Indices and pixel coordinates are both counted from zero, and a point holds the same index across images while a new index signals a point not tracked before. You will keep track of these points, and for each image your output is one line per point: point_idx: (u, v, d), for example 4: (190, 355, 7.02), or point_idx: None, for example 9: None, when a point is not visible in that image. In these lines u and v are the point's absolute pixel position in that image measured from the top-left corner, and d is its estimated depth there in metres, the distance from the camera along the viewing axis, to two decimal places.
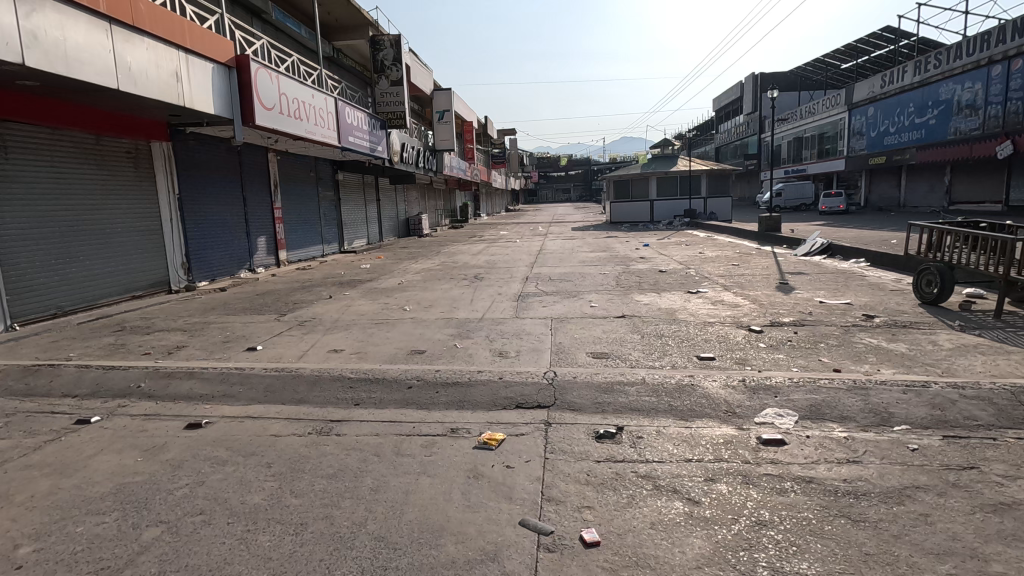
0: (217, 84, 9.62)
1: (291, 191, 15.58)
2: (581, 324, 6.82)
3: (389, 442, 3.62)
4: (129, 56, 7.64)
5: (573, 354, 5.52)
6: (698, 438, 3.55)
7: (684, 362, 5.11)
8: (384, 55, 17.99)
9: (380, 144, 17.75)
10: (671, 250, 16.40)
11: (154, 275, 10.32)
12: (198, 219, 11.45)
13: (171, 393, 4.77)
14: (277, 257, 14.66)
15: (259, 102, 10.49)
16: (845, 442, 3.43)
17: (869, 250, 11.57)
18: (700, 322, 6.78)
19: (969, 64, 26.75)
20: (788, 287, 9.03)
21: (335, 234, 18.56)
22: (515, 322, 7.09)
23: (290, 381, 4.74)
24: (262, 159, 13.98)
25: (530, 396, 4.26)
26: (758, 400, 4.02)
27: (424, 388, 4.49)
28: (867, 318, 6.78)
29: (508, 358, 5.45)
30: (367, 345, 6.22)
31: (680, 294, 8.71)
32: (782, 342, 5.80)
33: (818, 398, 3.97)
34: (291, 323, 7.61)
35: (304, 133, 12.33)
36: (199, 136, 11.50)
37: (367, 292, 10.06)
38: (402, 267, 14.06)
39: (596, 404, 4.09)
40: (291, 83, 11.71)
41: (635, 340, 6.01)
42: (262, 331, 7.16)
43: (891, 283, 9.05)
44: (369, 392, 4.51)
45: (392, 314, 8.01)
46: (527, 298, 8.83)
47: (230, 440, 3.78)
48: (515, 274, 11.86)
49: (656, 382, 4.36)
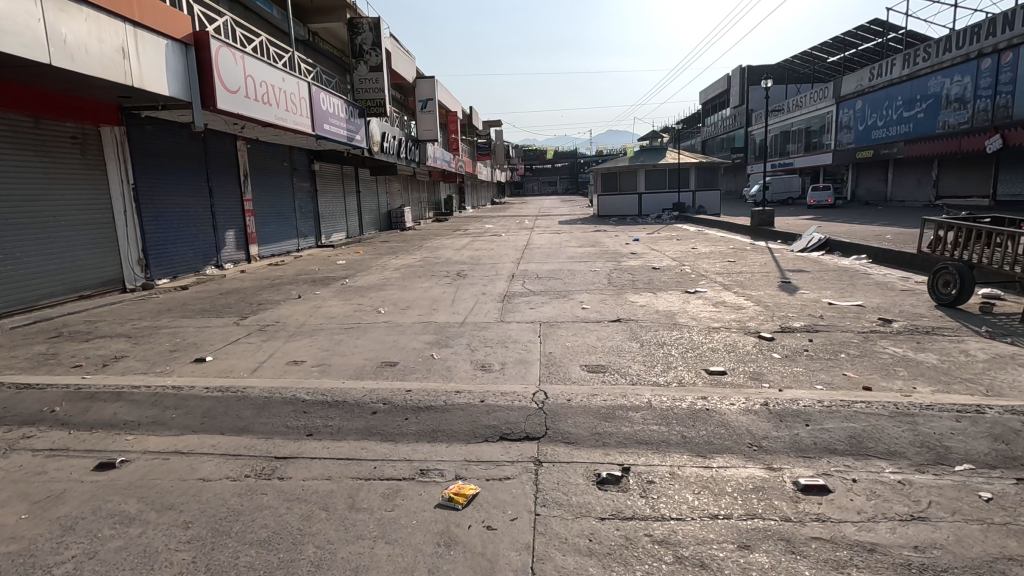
0: (172, 64, 8.75)
1: (263, 182, 14.68)
2: (572, 329, 6.16)
3: (343, 491, 2.92)
4: (64, 28, 6.78)
5: (565, 367, 4.86)
6: (722, 483, 2.90)
7: (692, 379, 4.46)
8: (363, 39, 17.28)
9: (358, 133, 16.87)
10: (662, 244, 15.81)
11: (106, 273, 9.45)
12: (157, 211, 10.57)
13: (91, 420, 4.01)
14: (248, 252, 13.79)
15: (221, 84, 9.62)
16: (901, 488, 2.80)
17: (871, 246, 11.08)
18: (703, 327, 6.15)
19: (958, 57, 26.47)
20: (792, 287, 8.45)
21: (312, 228, 17.69)
22: (500, 327, 6.40)
23: (234, 405, 4.01)
24: (231, 148, 13.08)
25: (517, 425, 3.58)
26: (787, 429, 3.39)
27: (392, 414, 3.79)
28: (884, 322, 6.19)
29: (491, 372, 4.77)
30: (331, 357, 5.49)
31: (677, 295, 8.08)
32: (799, 352, 5.17)
33: (857, 428, 3.35)
34: (250, 328, 6.85)
35: (273, 118, 11.46)
36: (158, 122, 10.60)
37: (340, 291, 9.30)
38: (381, 264, 13.28)
39: (595, 436, 3.42)
40: (257, 63, 10.83)
41: (634, 349, 5.37)
42: (216, 338, 6.39)
43: (899, 283, 8.53)
44: (327, 418, 3.80)
45: (364, 317, 7.27)
46: (513, 299, 8.16)
47: (143, 488, 3.04)
48: (501, 272, 11.19)
49: (665, 407, 3.71)
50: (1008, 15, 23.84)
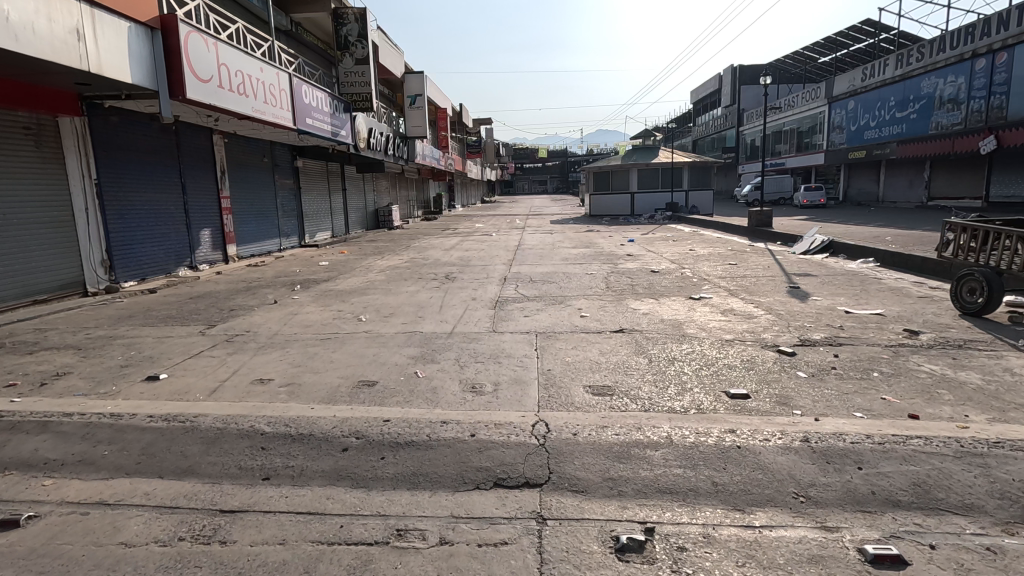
0: (136, 50, 8.06)
1: (241, 179, 13.96)
2: (571, 341, 5.61)
3: (297, 563, 2.33)
4: (5, 3, 6.06)
5: (566, 388, 4.28)
6: (770, 550, 2.34)
7: (712, 405, 3.92)
8: (348, 30, 16.64)
9: (344, 128, 16.19)
10: (659, 246, 15.31)
11: (65, 276, 8.75)
12: (123, 210, 9.85)
13: (6, 458, 3.36)
14: (225, 252, 13.06)
15: (192, 71, 8.94)
16: (993, 558, 2.24)
17: (878, 249, 10.63)
18: (715, 339, 5.61)
19: (952, 57, 26.24)
20: (802, 293, 7.96)
21: (295, 227, 16.97)
22: (492, 339, 5.80)
23: (180, 442, 3.37)
24: (207, 142, 12.38)
25: (515, 467, 3.00)
26: (837, 474, 2.85)
27: (367, 452, 3.21)
28: (910, 334, 5.68)
29: (482, 396, 4.17)
30: (302, 375, 4.87)
31: (681, 301, 7.56)
32: (827, 370, 4.62)
33: (919, 472, 2.82)
34: (216, 338, 6.20)
35: (250, 110, 10.76)
36: (125, 114, 9.90)
37: (320, 296, 8.66)
38: (366, 265, 12.63)
39: (609, 483, 2.86)
40: (230, 50, 10.13)
41: (641, 366, 4.81)
42: (176, 351, 5.74)
43: (914, 288, 8.06)
44: (289, 457, 3.20)
45: (342, 326, 6.64)
46: (506, 305, 7.57)
47: (48, 558, 2.41)
48: (492, 274, 10.62)
49: (689, 444, 3.15)
50: (1003, 15, 23.64)
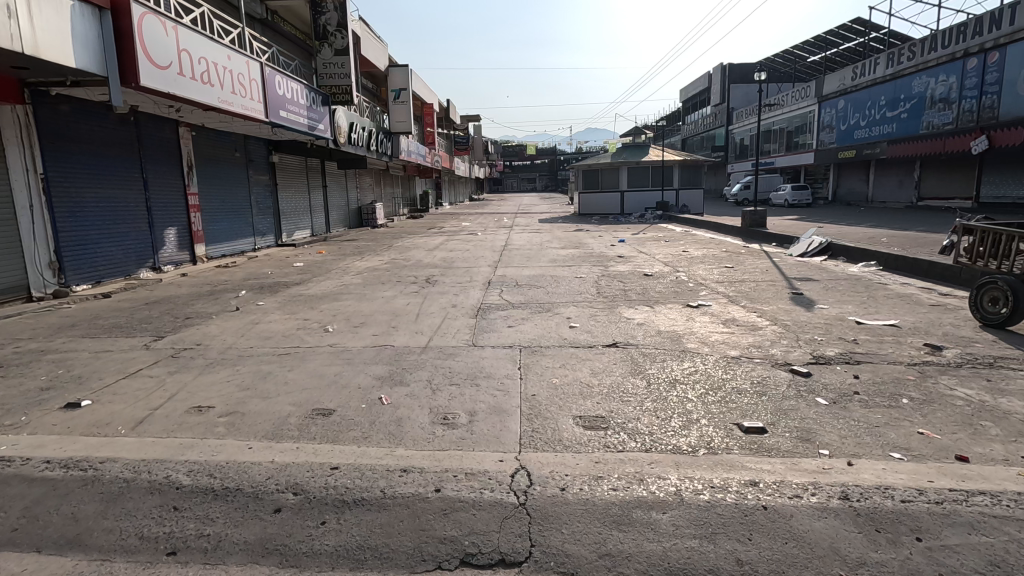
0: (81, 31, 7.30)
1: (211, 175, 13.19)
2: (560, 358, 5.00)
3: None
4: None
5: (552, 420, 3.67)
6: None
7: (724, 442, 3.34)
8: (327, 19, 15.98)
9: (322, 121, 15.42)
10: (650, 247, 14.75)
11: (6, 280, 7.99)
12: (74, 207, 9.07)
13: None
14: (192, 252, 12.29)
15: (145, 55, 8.18)
16: None
17: (881, 252, 10.16)
18: (720, 356, 5.03)
19: (943, 57, 25.98)
20: (807, 300, 7.42)
21: (271, 225, 16.19)
22: (470, 355, 5.18)
23: (73, 503, 2.69)
24: (171, 134, 11.58)
25: (489, 537, 2.39)
26: (891, 548, 2.25)
27: (305, 515, 2.58)
28: (933, 349, 5.14)
29: (455, 431, 3.54)
30: (248, 402, 4.19)
31: (678, 310, 6.99)
32: (849, 397, 4.03)
33: (995, 547, 2.24)
34: (160, 354, 5.50)
35: (214, 100, 9.99)
36: (76, 103, 9.13)
37: (287, 302, 7.97)
38: (342, 267, 11.94)
39: (607, 561, 2.23)
40: (191, 34, 9.36)
41: (639, 391, 4.20)
42: (111, 369, 5.02)
43: (925, 294, 7.58)
44: (205, 522, 2.55)
45: (306, 339, 5.97)
46: (490, 314, 6.94)
47: None
48: (476, 277, 10.00)
49: (703, 504, 2.57)
50: (996, 14, 23.36)
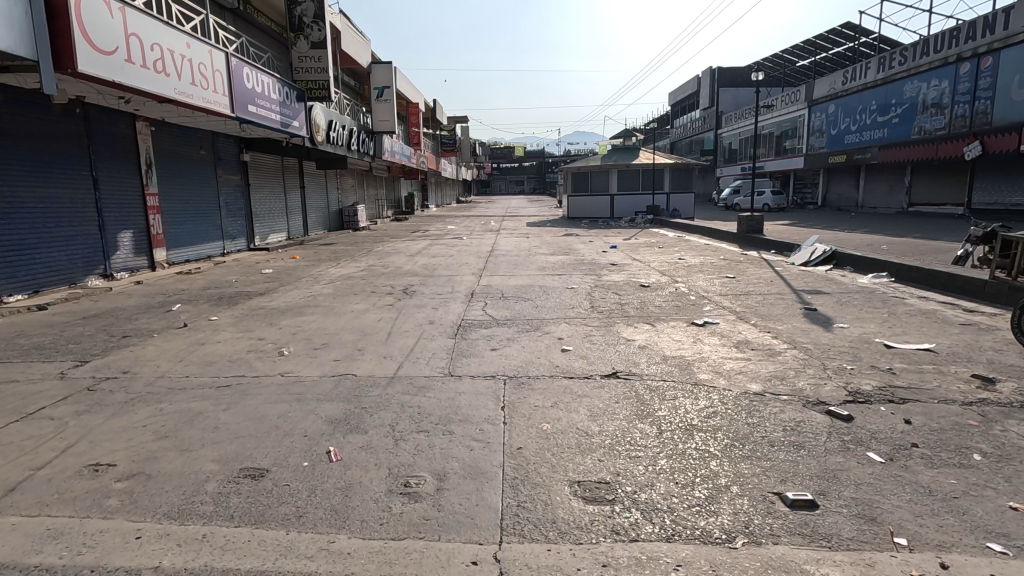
0: (4, 8, 6.32)
1: (174, 173, 12.23)
2: (552, 395, 4.18)
3: None
4: None
5: (544, 489, 2.86)
6: None
7: (766, 525, 2.56)
8: (303, 9, 15.16)
9: (297, 118, 14.48)
10: (643, 253, 14.04)
11: None
12: (8, 208, 8.12)
13: None
14: (151, 257, 11.32)
15: (85, 39, 7.28)
16: None
17: (891, 261, 9.52)
18: (741, 391, 4.26)
19: (935, 61, 25.62)
20: (823, 317, 6.70)
21: (242, 228, 15.21)
22: (446, 389, 4.35)
23: None
24: (126, 128, 10.61)
25: None
26: None
27: None
28: (985, 382, 4.42)
29: (417, 506, 2.73)
30: (161, 458, 3.32)
31: (684, 329, 6.24)
32: (908, 452, 3.27)
33: None
34: (74, 386, 4.59)
35: (171, 92, 9.09)
36: (11, 94, 8.21)
37: (244, 317, 7.09)
38: (314, 274, 11.04)
39: None
40: (142, 18, 8.45)
41: (650, 443, 3.39)
42: (5, 409, 4.11)
43: (949, 311, 6.91)
44: None
45: (255, 365, 5.10)
46: (470, 333, 6.12)
47: None
48: (457, 287, 9.20)
49: None
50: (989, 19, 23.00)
